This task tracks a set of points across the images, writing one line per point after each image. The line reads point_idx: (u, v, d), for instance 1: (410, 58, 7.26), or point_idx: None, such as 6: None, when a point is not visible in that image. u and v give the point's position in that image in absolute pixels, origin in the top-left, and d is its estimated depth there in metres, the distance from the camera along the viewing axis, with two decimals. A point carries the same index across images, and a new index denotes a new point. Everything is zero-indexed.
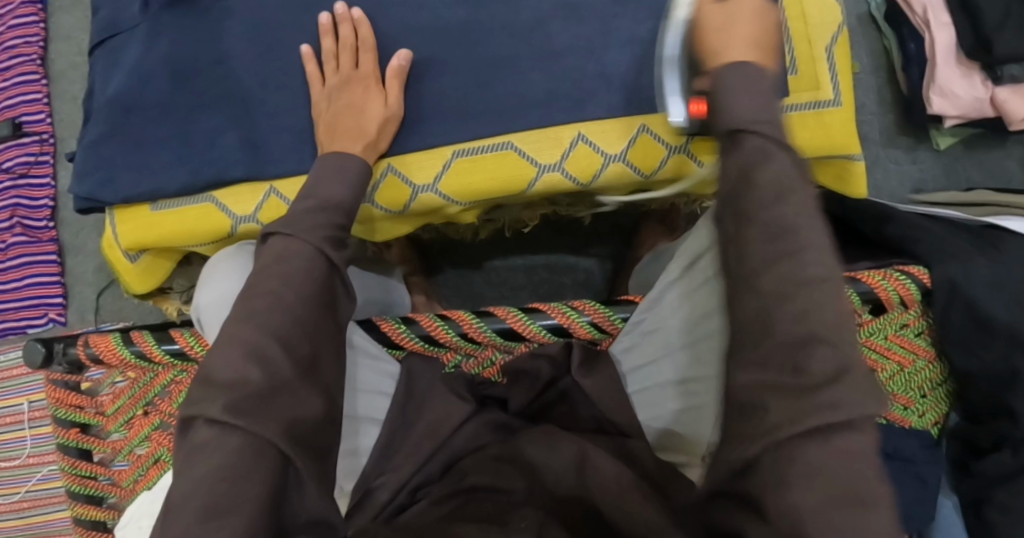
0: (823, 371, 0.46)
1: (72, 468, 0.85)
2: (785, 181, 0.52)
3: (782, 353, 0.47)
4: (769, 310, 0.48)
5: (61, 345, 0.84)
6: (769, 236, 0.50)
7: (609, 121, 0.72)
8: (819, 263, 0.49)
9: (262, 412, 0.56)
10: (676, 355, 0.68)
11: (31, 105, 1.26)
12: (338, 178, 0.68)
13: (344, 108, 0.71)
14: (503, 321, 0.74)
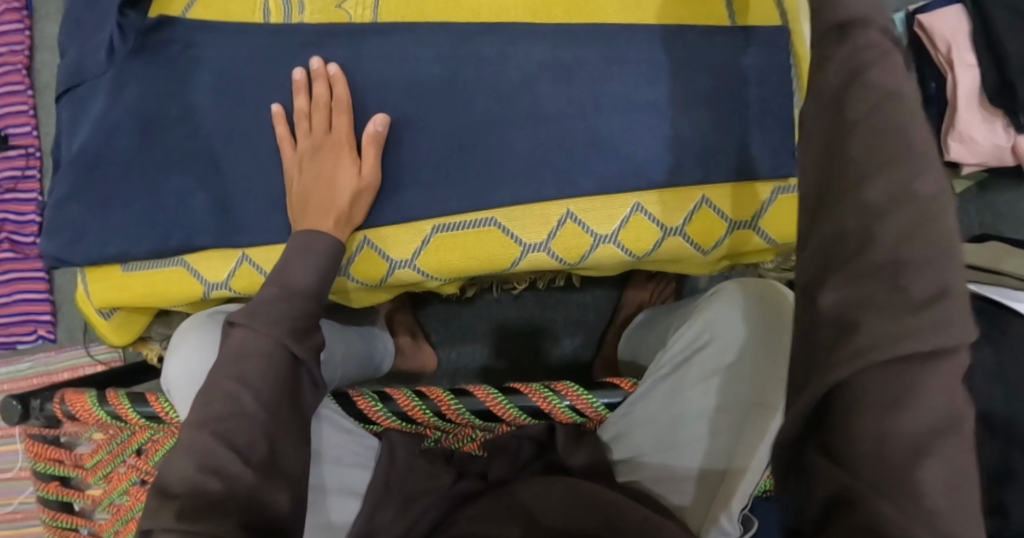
0: (923, 298, 0.37)
1: (53, 520, 0.86)
2: (893, 84, 0.41)
3: (882, 275, 0.38)
4: (918, 245, 0.37)
5: (38, 401, 0.83)
6: (874, 137, 0.40)
7: (599, 200, 0.68)
8: (937, 173, 0.39)
9: (219, 515, 0.54)
10: (673, 454, 0.67)
11: (17, 117, 1.23)
12: (304, 258, 0.66)
13: (317, 179, 0.68)
14: (481, 402, 0.70)
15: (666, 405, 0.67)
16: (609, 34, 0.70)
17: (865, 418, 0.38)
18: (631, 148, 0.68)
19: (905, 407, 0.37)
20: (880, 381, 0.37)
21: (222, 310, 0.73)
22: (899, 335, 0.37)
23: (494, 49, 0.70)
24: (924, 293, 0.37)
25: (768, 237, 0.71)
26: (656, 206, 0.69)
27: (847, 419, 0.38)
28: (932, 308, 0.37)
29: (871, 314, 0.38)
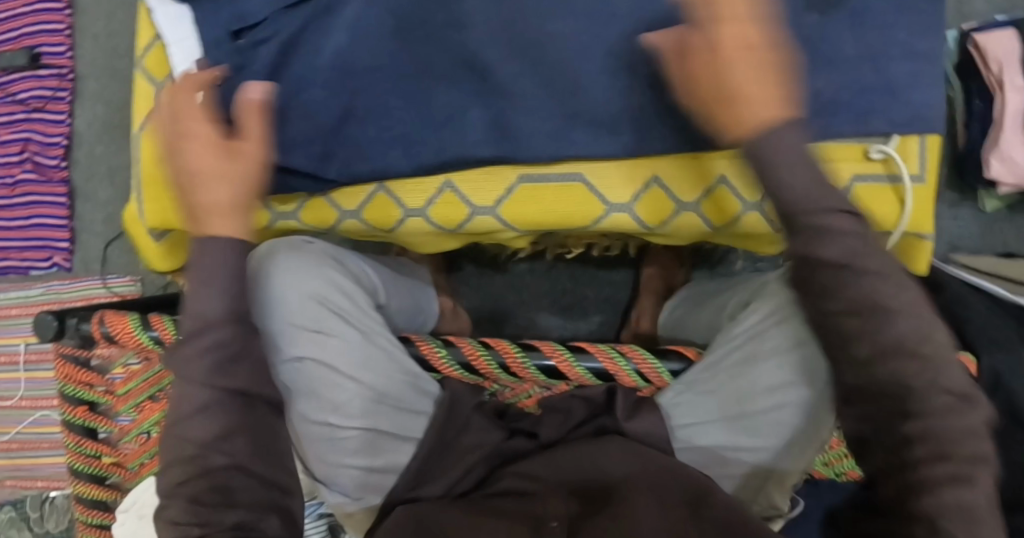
0: (908, 328, 0.50)
1: (77, 445, 0.83)
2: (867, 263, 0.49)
3: (903, 327, 0.50)
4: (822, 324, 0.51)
5: (74, 320, 0.82)
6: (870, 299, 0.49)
7: (691, 166, 0.69)
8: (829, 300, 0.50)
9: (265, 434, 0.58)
10: (732, 426, 0.67)
11: (51, 36, 1.18)
12: (212, 282, 0.58)
13: (207, 166, 0.59)
14: (549, 358, 0.71)
15: (733, 378, 0.67)
16: None
17: (904, 419, 0.50)
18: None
19: (879, 378, 0.50)
20: (909, 371, 0.50)
21: (307, 240, 0.72)
22: (865, 321, 0.50)
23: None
24: (910, 332, 0.50)
25: None
26: (743, 181, 0.69)
27: (872, 384, 0.51)
28: (914, 308, 0.51)
29: (816, 305, 0.52)
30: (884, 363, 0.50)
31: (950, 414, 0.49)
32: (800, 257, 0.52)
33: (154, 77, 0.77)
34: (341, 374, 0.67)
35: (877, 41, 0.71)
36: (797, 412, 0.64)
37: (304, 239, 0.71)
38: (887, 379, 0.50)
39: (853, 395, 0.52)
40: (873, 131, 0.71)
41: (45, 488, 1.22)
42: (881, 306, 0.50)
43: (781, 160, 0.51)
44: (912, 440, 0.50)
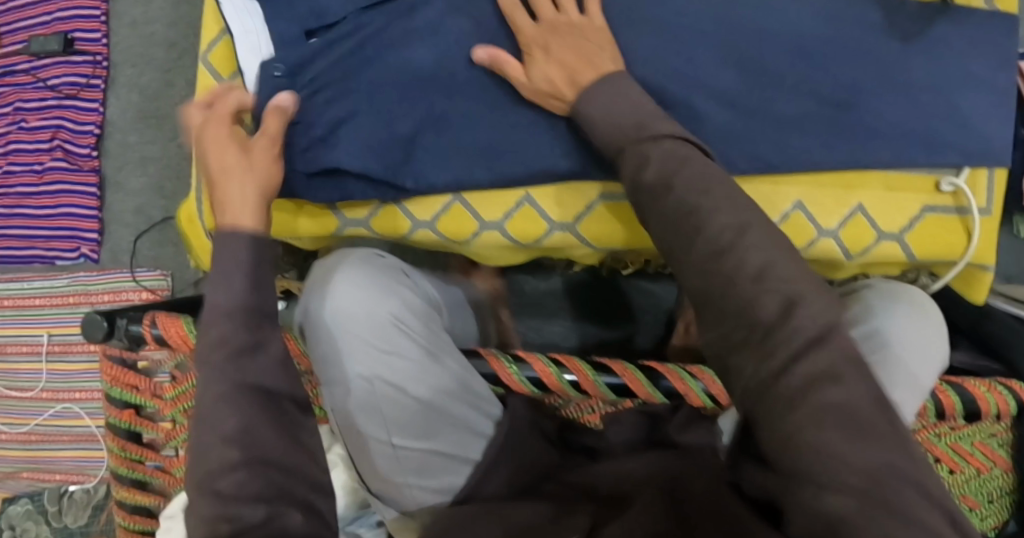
0: (772, 318, 0.49)
1: (121, 450, 0.83)
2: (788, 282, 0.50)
3: (740, 317, 0.50)
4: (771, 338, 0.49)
5: (124, 321, 0.80)
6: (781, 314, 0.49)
7: (766, 189, 0.71)
8: (816, 330, 0.48)
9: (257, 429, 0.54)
10: None
11: (86, 22, 1.15)
12: (230, 275, 0.55)
13: (235, 173, 0.61)
14: (619, 377, 0.71)
15: None
16: (789, 24, 0.71)
17: (817, 427, 0.47)
18: (803, 127, 0.70)
19: (812, 398, 0.47)
20: (802, 375, 0.48)
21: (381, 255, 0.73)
22: (800, 350, 0.48)
23: (669, 11, 0.71)
24: (810, 326, 0.48)
25: (908, 252, 0.73)
26: (817, 207, 0.71)
27: (773, 392, 0.48)
28: (785, 316, 0.49)
29: (720, 320, 0.51)
30: (797, 370, 0.48)
31: (861, 451, 0.46)
32: (689, 266, 0.52)
33: (218, 72, 0.76)
34: (406, 397, 0.66)
35: (954, 72, 0.71)
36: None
37: (373, 253, 0.72)
38: (818, 401, 0.47)
39: (762, 416, 0.49)
40: (945, 161, 0.71)
41: (64, 481, 1.20)
42: (796, 294, 0.49)
43: (679, 188, 0.53)
44: (802, 450, 0.47)
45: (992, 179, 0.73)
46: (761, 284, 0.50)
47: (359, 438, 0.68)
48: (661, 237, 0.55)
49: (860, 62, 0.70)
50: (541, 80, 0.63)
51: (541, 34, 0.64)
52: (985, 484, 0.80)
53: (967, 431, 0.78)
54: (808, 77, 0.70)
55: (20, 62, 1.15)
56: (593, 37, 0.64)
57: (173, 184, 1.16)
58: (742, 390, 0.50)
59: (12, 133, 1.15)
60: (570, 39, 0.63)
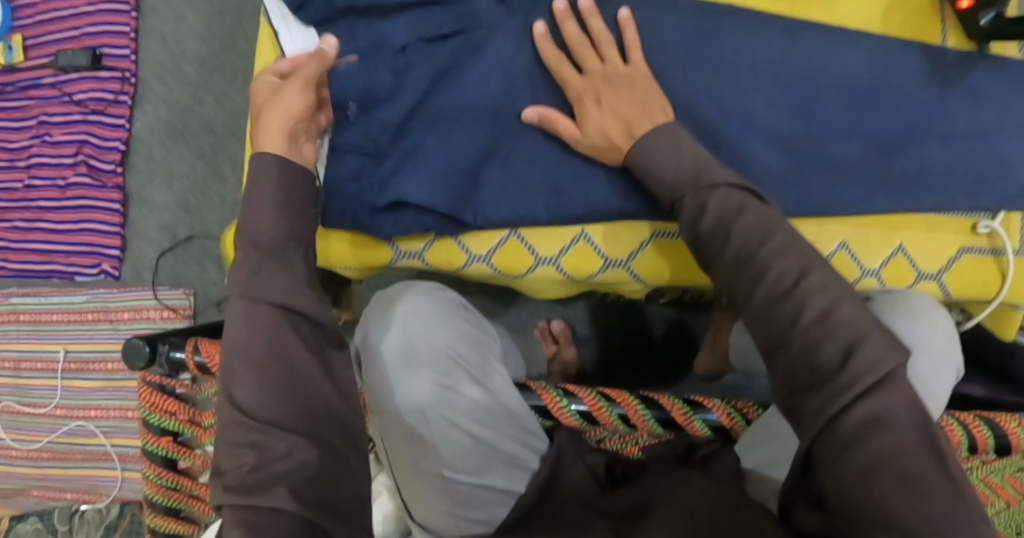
0: (833, 362, 0.50)
1: (157, 477, 0.82)
2: (860, 326, 0.51)
3: (801, 359, 0.51)
4: (844, 377, 0.49)
5: (165, 347, 0.81)
6: (848, 352, 0.50)
7: (811, 230, 0.73)
8: (876, 362, 0.49)
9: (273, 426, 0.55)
10: None
11: (116, 37, 1.15)
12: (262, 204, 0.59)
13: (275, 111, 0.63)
14: (667, 410, 0.72)
15: None
16: (840, 70, 0.72)
17: (873, 472, 0.48)
18: (852, 173, 0.72)
19: (871, 442, 0.48)
20: (854, 421, 0.49)
21: (438, 287, 0.74)
22: (868, 395, 0.49)
23: (726, 52, 0.71)
24: (871, 367, 0.49)
25: (946, 291, 0.76)
26: (861, 246, 0.73)
27: (836, 435, 0.49)
28: (847, 360, 0.50)
29: (786, 362, 0.52)
30: (856, 414, 0.49)
31: (916, 501, 0.47)
32: (751, 314, 0.54)
33: None
34: (462, 429, 0.67)
35: (995, 117, 0.73)
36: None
37: (428, 284, 0.73)
38: (876, 445, 0.48)
39: (823, 457, 0.50)
40: (983, 205, 0.73)
41: (74, 501, 1.18)
42: (855, 338, 0.50)
43: (739, 236, 0.55)
44: (845, 485, 0.49)
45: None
46: (835, 321, 0.51)
47: (405, 467, 0.69)
48: (722, 281, 0.57)
49: (908, 109, 0.72)
50: (596, 134, 0.65)
51: (592, 85, 0.66)
52: (1016, 517, 0.81)
53: (1000, 464, 0.80)
54: (856, 123, 0.72)
55: (46, 76, 1.15)
56: (642, 85, 0.65)
57: (198, 201, 1.16)
58: (805, 432, 0.51)
59: (36, 146, 1.14)
60: (622, 91, 0.65)
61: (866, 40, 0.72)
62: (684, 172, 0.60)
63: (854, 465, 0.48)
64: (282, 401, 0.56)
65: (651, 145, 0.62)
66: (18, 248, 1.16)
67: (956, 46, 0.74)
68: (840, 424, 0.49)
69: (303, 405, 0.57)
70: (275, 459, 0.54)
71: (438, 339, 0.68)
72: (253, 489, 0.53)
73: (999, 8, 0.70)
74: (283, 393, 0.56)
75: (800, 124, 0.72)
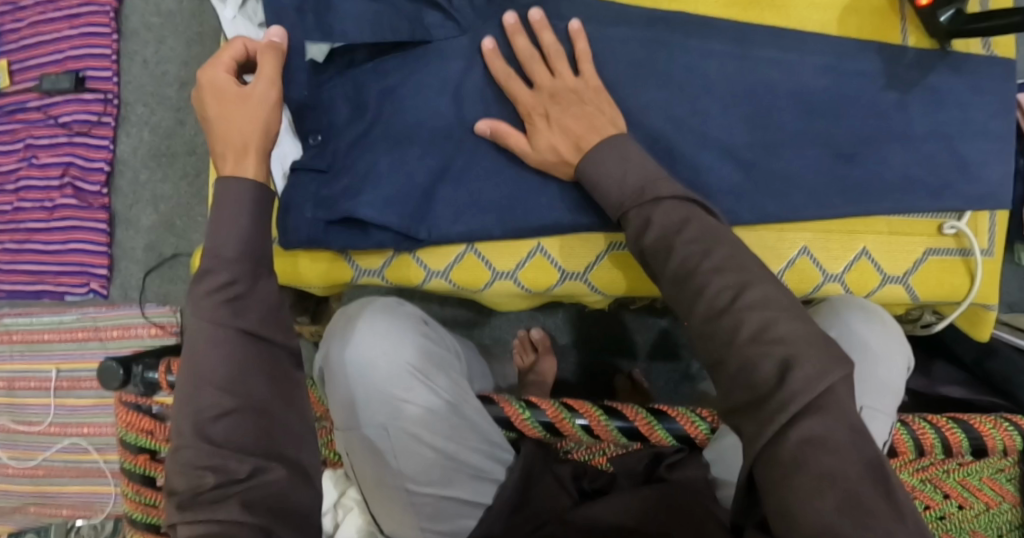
0: (769, 380, 0.50)
1: (136, 494, 0.83)
2: (796, 343, 0.50)
3: (745, 380, 0.51)
4: (782, 400, 0.49)
5: (139, 368, 0.82)
6: (784, 372, 0.49)
7: (772, 237, 0.72)
8: (808, 381, 0.49)
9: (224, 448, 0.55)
10: None
11: (98, 61, 1.17)
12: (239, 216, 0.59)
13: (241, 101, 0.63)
14: (630, 421, 0.71)
15: None
16: (793, 79, 0.72)
17: (817, 494, 0.48)
18: (811, 177, 0.71)
19: (812, 464, 0.48)
20: (790, 445, 0.49)
21: (401, 303, 0.74)
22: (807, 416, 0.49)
23: (680, 65, 0.72)
24: (807, 388, 0.49)
25: (915, 295, 0.74)
26: (823, 252, 0.72)
27: (776, 459, 0.49)
28: (784, 376, 0.49)
29: (725, 381, 0.52)
30: (794, 435, 0.48)
31: (858, 526, 0.47)
32: (693, 331, 0.54)
33: None
34: (424, 443, 0.67)
35: (953, 121, 0.73)
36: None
37: (385, 299, 0.73)
38: (816, 467, 0.48)
39: (765, 479, 0.49)
40: (948, 207, 0.73)
41: (70, 517, 1.20)
42: (791, 355, 0.50)
43: (680, 252, 0.55)
44: (789, 507, 0.48)
45: (991, 224, 0.75)
46: (774, 341, 0.50)
47: (372, 485, 0.69)
48: (667, 297, 0.57)
49: (867, 115, 0.72)
50: (546, 149, 0.66)
51: (541, 102, 0.66)
52: (995, 519, 0.80)
53: (976, 467, 0.79)
54: (812, 129, 0.72)
55: (31, 100, 1.16)
56: (591, 98, 0.66)
57: (183, 220, 1.18)
58: (745, 458, 0.50)
59: (23, 169, 1.16)
60: (571, 106, 0.66)
61: (819, 47, 0.72)
62: (630, 186, 0.60)
63: (799, 489, 0.48)
64: (241, 426, 0.56)
65: (598, 158, 0.62)
66: (8, 270, 1.18)
67: (916, 45, 0.73)
68: (783, 452, 0.48)
69: (263, 428, 0.57)
70: (229, 482, 0.55)
71: (400, 355, 0.68)
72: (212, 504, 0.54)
73: (956, 6, 0.69)
74: (237, 422, 0.56)
75: (757, 130, 0.72)
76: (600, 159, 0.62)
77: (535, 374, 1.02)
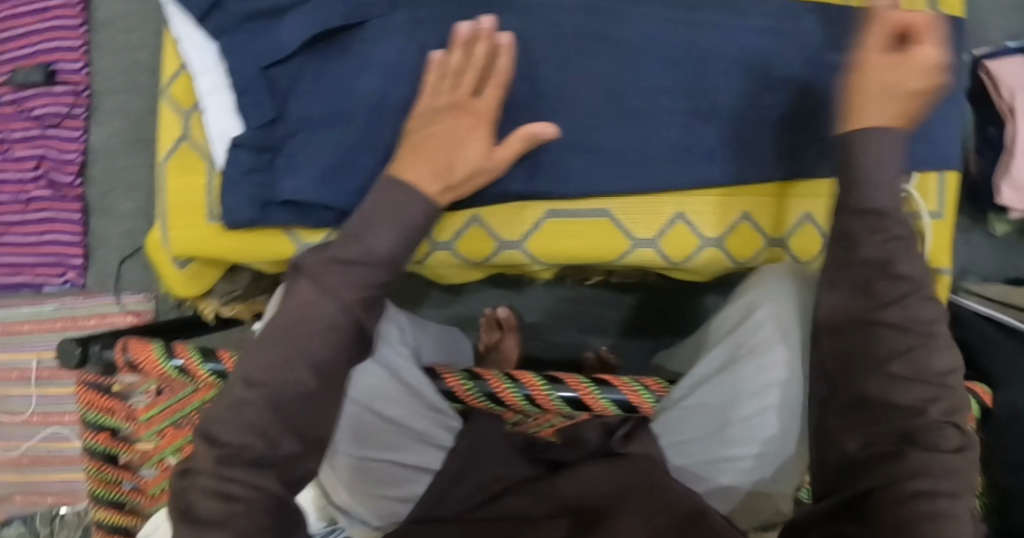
0: (933, 361, 0.51)
1: (98, 471, 0.86)
2: (915, 321, 0.52)
3: (885, 372, 0.52)
4: (928, 373, 0.51)
5: (97, 347, 0.83)
6: (904, 347, 0.51)
7: (715, 203, 0.71)
8: (943, 362, 0.51)
9: (267, 420, 0.51)
10: (732, 436, 0.67)
11: (68, 52, 1.18)
12: (389, 223, 0.55)
13: (440, 138, 0.62)
14: (572, 390, 0.71)
15: (720, 387, 0.67)
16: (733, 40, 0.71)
17: (928, 477, 0.49)
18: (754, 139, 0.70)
19: (933, 457, 0.49)
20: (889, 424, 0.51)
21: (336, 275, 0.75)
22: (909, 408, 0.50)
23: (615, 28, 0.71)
24: (943, 368, 0.51)
25: None
26: (765, 216, 0.71)
27: (936, 445, 0.50)
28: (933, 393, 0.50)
29: (859, 338, 0.53)
30: (934, 415, 0.50)
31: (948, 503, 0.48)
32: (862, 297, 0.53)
33: (178, 106, 0.78)
34: (371, 411, 0.69)
35: None
36: (779, 412, 0.65)
37: (329, 273, 0.74)
38: (937, 460, 0.49)
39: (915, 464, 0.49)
40: None
41: (55, 504, 1.22)
42: (925, 333, 0.52)
43: (863, 220, 0.54)
44: (898, 486, 0.49)
45: (939, 187, 0.74)
46: (926, 308, 0.52)
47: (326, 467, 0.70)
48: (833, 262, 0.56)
49: (809, 75, 0.71)
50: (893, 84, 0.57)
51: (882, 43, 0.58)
52: None
53: None
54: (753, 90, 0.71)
55: None
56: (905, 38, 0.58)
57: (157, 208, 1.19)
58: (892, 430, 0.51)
59: None
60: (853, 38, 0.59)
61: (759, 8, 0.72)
62: (881, 102, 0.56)
63: (909, 468, 0.49)
64: (294, 407, 0.52)
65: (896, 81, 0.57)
66: None
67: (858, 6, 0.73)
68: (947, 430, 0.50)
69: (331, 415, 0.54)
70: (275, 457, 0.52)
71: None
72: (255, 470, 0.51)
73: None
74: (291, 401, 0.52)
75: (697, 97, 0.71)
76: (875, 130, 0.56)
77: (497, 352, 1.04)
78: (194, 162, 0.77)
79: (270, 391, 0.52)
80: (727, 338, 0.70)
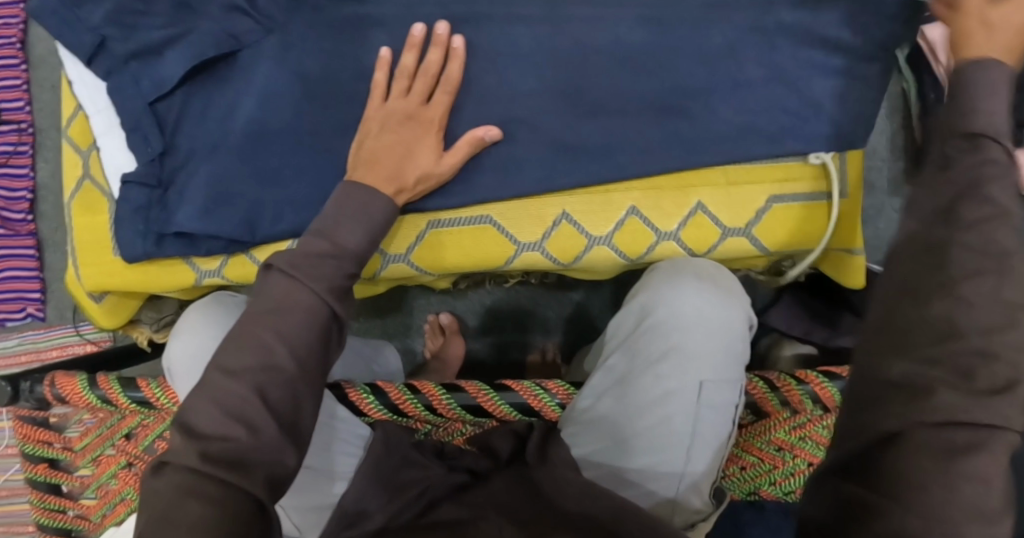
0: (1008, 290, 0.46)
1: (41, 502, 0.86)
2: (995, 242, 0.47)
3: (957, 360, 0.44)
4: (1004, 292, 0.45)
5: (28, 383, 0.84)
6: (980, 256, 0.46)
7: (598, 200, 0.71)
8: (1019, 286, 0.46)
9: (222, 415, 0.51)
10: (630, 447, 0.66)
11: (9, 92, 1.21)
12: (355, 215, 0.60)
13: (394, 146, 0.65)
14: (472, 398, 0.73)
15: (618, 398, 0.67)
16: (609, 35, 0.70)
17: (943, 426, 0.43)
18: (637, 135, 0.69)
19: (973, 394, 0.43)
20: (932, 414, 0.43)
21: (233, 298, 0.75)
22: (968, 408, 0.43)
23: (487, 35, 0.70)
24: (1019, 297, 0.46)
25: (760, 244, 0.72)
26: (654, 212, 0.71)
27: (972, 377, 0.44)
28: (993, 398, 0.43)
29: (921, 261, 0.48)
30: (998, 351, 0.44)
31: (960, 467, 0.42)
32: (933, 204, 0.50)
33: (78, 145, 0.79)
34: None
35: (786, 60, 0.69)
36: (677, 417, 0.65)
37: (226, 296, 0.75)
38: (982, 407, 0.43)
39: (936, 409, 0.43)
40: (789, 150, 0.69)
41: None
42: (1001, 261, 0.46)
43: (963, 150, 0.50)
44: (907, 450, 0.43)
45: (839, 169, 0.71)
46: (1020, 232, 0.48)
47: None
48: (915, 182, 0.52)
49: (692, 63, 0.70)
50: None
51: None
52: None
53: None
54: (633, 84, 0.70)
55: None
56: None
57: None
58: (917, 364, 0.45)
59: None
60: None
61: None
62: None
63: (930, 416, 0.43)
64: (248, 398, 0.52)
65: None
66: None
67: None
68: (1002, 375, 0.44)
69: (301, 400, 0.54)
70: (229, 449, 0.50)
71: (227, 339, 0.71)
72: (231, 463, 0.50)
73: None
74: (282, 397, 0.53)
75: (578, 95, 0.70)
76: None
77: (438, 360, 1.05)
78: (96, 200, 0.78)
79: (258, 378, 0.52)
80: (619, 349, 0.70)
